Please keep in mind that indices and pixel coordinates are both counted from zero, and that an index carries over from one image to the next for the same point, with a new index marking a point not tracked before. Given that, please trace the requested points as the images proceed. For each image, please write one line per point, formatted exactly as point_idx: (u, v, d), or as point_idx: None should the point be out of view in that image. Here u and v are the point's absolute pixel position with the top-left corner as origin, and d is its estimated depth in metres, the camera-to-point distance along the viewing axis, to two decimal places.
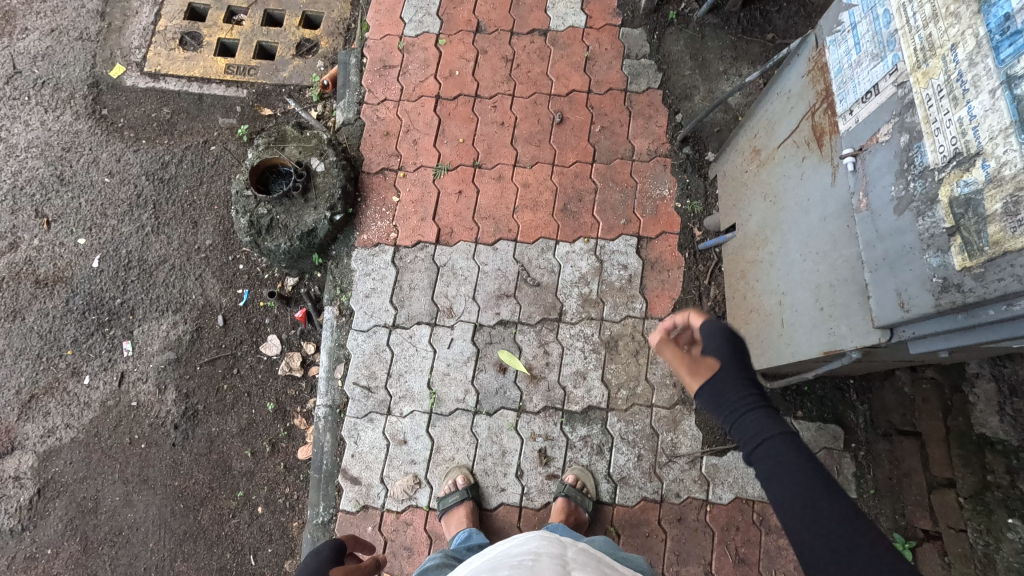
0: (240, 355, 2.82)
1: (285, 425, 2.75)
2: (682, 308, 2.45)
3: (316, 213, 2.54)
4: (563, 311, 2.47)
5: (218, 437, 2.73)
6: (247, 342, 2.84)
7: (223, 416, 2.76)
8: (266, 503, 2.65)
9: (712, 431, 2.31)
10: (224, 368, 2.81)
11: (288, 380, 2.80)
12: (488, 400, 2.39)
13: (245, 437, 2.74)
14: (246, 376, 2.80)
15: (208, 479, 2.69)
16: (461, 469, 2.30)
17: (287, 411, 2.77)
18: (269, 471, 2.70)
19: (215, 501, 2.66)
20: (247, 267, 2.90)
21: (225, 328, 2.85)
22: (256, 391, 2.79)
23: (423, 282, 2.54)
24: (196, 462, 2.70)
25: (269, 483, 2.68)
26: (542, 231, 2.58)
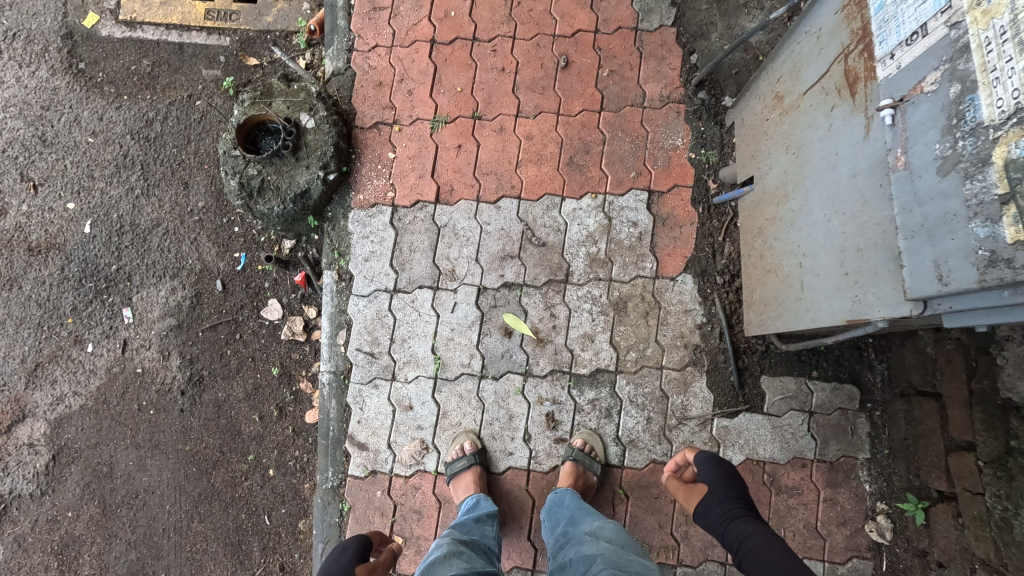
0: (241, 321, 2.78)
1: (291, 389, 2.74)
2: (694, 266, 2.34)
3: (309, 173, 2.40)
4: (570, 272, 2.37)
5: (226, 402, 2.73)
6: (248, 307, 2.79)
7: (229, 382, 2.75)
8: (277, 466, 2.69)
9: (723, 393, 2.25)
10: (227, 333, 2.78)
11: (291, 344, 2.76)
12: (494, 364, 2.33)
13: (253, 402, 2.74)
14: (249, 341, 2.77)
15: (218, 443, 2.71)
16: (469, 434, 2.28)
17: (293, 375, 2.75)
18: (278, 434, 2.71)
19: (227, 464, 2.69)
20: (242, 229, 2.80)
21: (224, 293, 2.79)
22: (260, 356, 2.76)
23: (423, 244, 2.44)
24: (205, 427, 2.72)
25: (279, 446, 2.70)
26: (547, 187, 2.44)
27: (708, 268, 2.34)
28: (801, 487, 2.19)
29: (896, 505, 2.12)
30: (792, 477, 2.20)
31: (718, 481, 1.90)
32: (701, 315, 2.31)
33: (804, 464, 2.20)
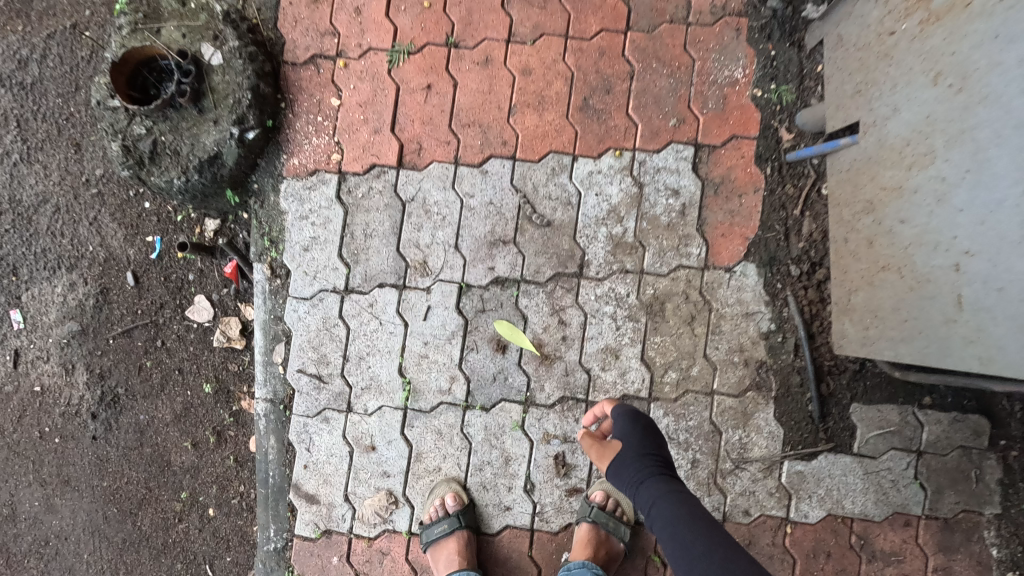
0: (162, 324, 2.17)
1: (231, 410, 2.16)
2: (759, 252, 1.68)
3: (217, 129, 1.69)
4: (585, 262, 1.72)
5: (149, 427, 2.16)
6: (170, 306, 2.17)
7: (151, 402, 2.16)
8: (218, 505, 2.15)
9: (797, 428, 1.65)
10: (144, 340, 2.17)
11: (228, 353, 2.16)
12: (482, 390, 1.73)
13: (183, 426, 2.17)
14: (173, 350, 2.17)
15: (143, 478, 2.17)
16: (451, 483, 1.71)
17: (231, 392, 2.16)
18: (216, 466, 2.16)
19: (155, 504, 2.16)
20: (153, 205, 2.14)
21: (137, 289, 2.17)
22: (189, 369, 2.17)
23: (384, 226, 1.79)
24: (125, 459, 2.16)
25: (218, 481, 2.16)
26: (551, 142, 1.75)
27: (778, 254, 1.67)
28: (902, 553, 1.61)
29: None
30: (889, 541, 1.62)
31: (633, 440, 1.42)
32: (767, 320, 1.67)
33: (908, 523, 1.61)
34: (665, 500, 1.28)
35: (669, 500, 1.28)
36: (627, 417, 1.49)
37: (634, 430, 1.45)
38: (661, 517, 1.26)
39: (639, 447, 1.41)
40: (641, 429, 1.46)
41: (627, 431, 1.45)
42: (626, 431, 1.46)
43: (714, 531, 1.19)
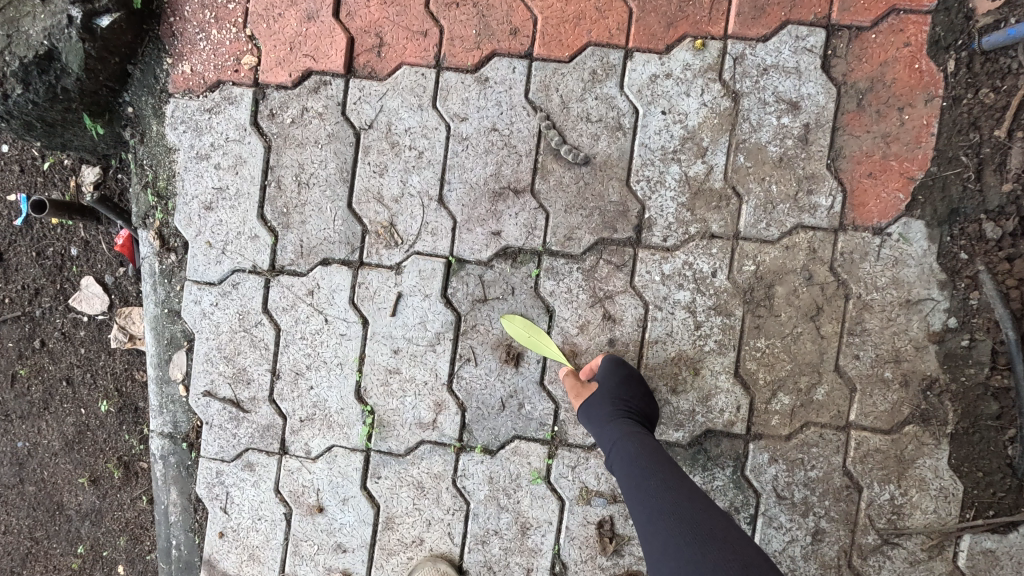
0: (40, 318, 1.56)
1: (142, 435, 1.56)
2: (932, 202, 1.03)
3: (47, 11, 1.05)
4: (645, 222, 1.08)
5: (32, 457, 1.58)
6: (48, 293, 1.55)
7: (31, 424, 1.58)
8: (128, 563, 1.57)
9: (987, 484, 1.03)
10: (17, 340, 1.57)
11: (133, 358, 1.54)
12: (484, 423, 1.11)
13: (77, 457, 1.57)
14: (58, 353, 1.56)
15: (26, 526, 1.60)
16: (437, 562, 1.11)
17: (141, 410, 1.55)
18: (125, 509, 1.56)
19: (46, 560, 1.59)
20: (14, 148, 1.50)
21: (3, 269, 1.55)
22: (82, 377, 1.55)
23: (327, 169, 1.14)
24: (4, 499, 1.59)
25: (127, 530, 1.57)
26: (590, 29, 1.08)
27: (964, 204, 1.02)
28: None
29: None
30: None
31: (609, 383, 1.00)
32: (943, 312, 1.03)
33: None
34: (652, 462, 0.87)
35: (646, 463, 0.87)
36: (615, 357, 1.04)
37: (620, 366, 1.02)
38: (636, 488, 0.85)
39: (618, 391, 0.99)
40: (629, 367, 1.03)
41: (610, 366, 1.01)
42: (607, 367, 1.03)
43: (696, 509, 0.80)
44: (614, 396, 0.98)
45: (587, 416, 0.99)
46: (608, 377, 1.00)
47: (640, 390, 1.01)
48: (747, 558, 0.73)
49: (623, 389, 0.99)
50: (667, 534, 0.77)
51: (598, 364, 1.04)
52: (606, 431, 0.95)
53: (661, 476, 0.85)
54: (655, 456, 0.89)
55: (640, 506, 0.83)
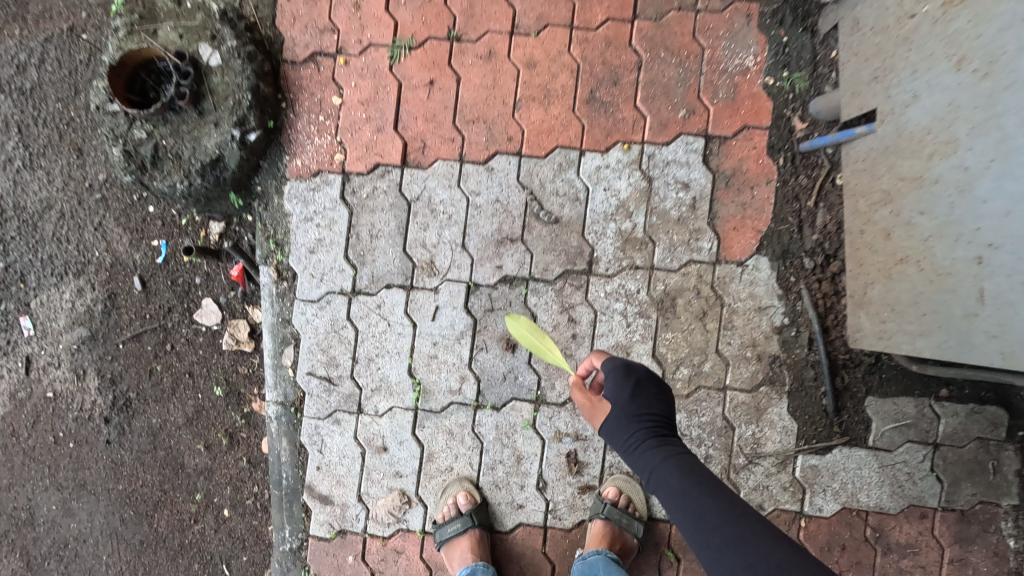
0: (171, 329, 2.16)
1: (242, 412, 2.15)
2: (773, 246, 1.64)
3: (219, 132, 1.69)
4: (594, 259, 1.69)
5: (162, 430, 2.17)
6: (177, 310, 2.16)
7: (163, 405, 2.17)
8: (233, 506, 2.15)
9: (812, 422, 1.62)
10: (154, 345, 2.17)
11: (236, 356, 2.14)
12: (493, 389, 1.72)
13: (195, 429, 2.16)
14: (183, 353, 2.16)
15: (157, 480, 2.18)
16: (464, 482, 1.70)
17: (242, 395, 2.15)
18: (230, 467, 2.16)
19: (171, 506, 2.17)
20: (158, 209, 2.12)
21: (145, 293, 2.16)
22: (200, 370, 2.16)
23: (389, 226, 1.76)
24: (140, 462, 2.17)
25: (232, 482, 2.16)
26: (557, 137, 1.72)
27: (791, 247, 1.64)
28: (918, 545, 1.61)
29: None
30: (905, 533, 1.62)
31: (625, 408, 1.30)
32: (781, 314, 1.64)
33: (924, 515, 1.61)
34: (683, 474, 1.17)
35: (678, 477, 1.17)
36: (621, 380, 1.34)
37: (629, 389, 1.32)
38: (677, 499, 1.15)
39: (635, 412, 1.29)
40: (635, 384, 1.34)
41: (622, 392, 1.32)
42: (619, 391, 1.32)
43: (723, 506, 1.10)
44: (629, 411, 1.30)
45: (615, 437, 1.29)
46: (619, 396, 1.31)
47: (648, 396, 1.33)
48: (765, 533, 1.04)
49: (634, 403, 1.30)
50: (709, 533, 1.08)
51: (609, 389, 1.34)
52: (640, 456, 1.25)
53: (692, 487, 1.15)
54: (683, 467, 1.19)
55: (684, 513, 1.13)
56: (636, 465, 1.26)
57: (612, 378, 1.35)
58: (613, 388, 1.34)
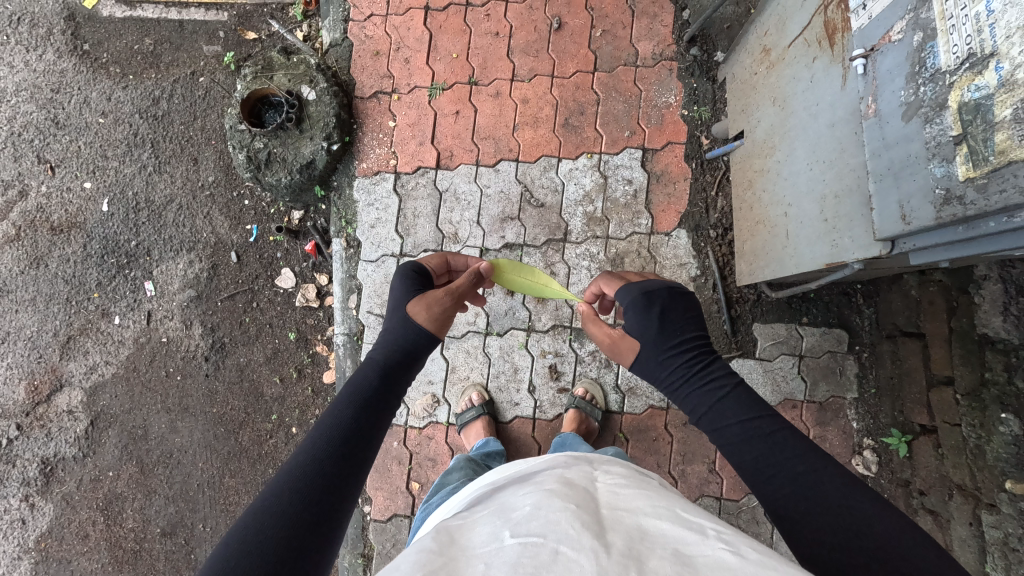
0: (257, 290, 2.72)
1: (308, 352, 2.66)
2: (688, 221, 2.42)
3: (312, 144, 2.52)
4: (568, 231, 2.46)
5: (247, 366, 2.68)
6: (262, 277, 2.73)
7: (250, 347, 2.70)
8: (300, 424, 2.63)
9: (717, 341, 2.37)
10: (244, 302, 2.72)
11: (306, 310, 2.70)
12: (498, 321, 2.46)
13: (273, 365, 2.67)
14: (265, 308, 2.71)
15: (243, 405, 2.68)
16: (476, 386, 2.43)
17: (309, 339, 2.67)
18: (300, 395, 2.65)
19: (252, 424, 2.66)
20: (253, 202, 2.76)
21: (239, 264, 2.74)
22: (278, 322, 2.70)
23: (427, 209, 2.54)
24: (230, 390, 2.69)
25: (300, 406, 2.64)
26: (543, 149, 2.51)
27: (701, 222, 2.42)
28: None
29: (882, 440, 2.26)
30: None
31: (656, 343, 1.64)
32: (695, 268, 2.40)
33: (795, 406, 2.33)
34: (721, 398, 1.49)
35: (718, 400, 1.50)
36: (647, 319, 1.66)
37: (658, 326, 1.64)
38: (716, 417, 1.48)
39: (665, 349, 1.62)
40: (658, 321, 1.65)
41: (652, 331, 1.64)
42: (648, 331, 1.65)
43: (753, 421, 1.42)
44: (660, 343, 1.63)
45: (654, 370, 1.64)
46: (651, 330, 1.64)
47: (675, 324, 1.65)
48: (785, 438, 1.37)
49: (665, 332, 1.63)
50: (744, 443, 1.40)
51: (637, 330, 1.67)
52: (676, 383, 1.58)
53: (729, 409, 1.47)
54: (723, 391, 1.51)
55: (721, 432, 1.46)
56: (678, 393, 1.59)
57: (640, 318, 1.67)
58: (642, 326, 1.66)
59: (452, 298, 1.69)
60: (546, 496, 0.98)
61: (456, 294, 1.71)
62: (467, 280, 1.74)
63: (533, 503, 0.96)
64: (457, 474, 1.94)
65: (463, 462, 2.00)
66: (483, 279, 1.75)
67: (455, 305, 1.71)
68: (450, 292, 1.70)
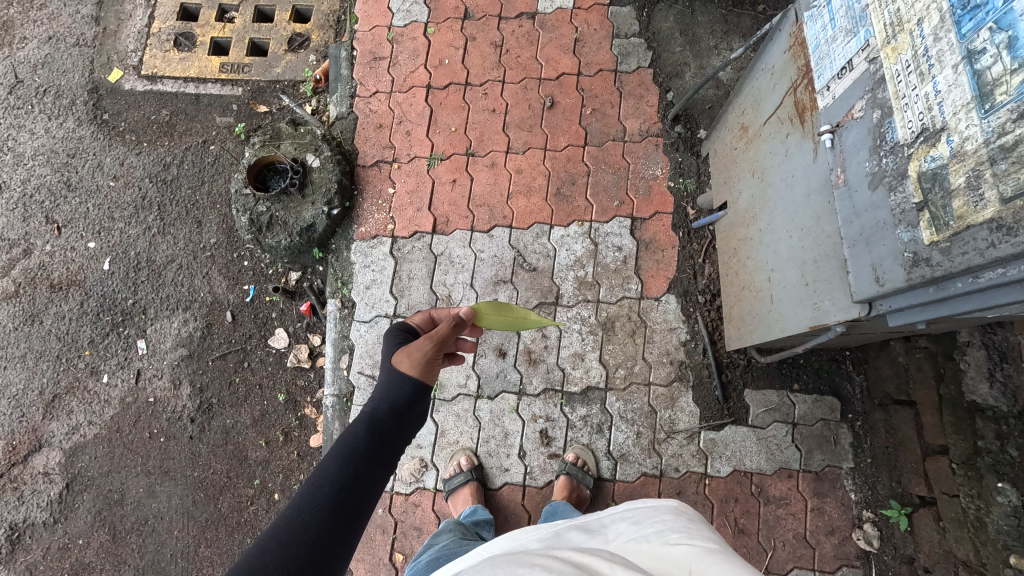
0: (249, 350, 2.72)
1: (296, 415, 2.63)
2: (677, 287, 2.48)
3: (313, 209, 2.63)
4: (560, 294, 2.51)
5: (234, 428, 2.63)
6: (256, 337, 2.73)
7: (237, 408, 2.66)
8: (283, 491, 2.55)
9: (709, 407, 2.34)
10: (235, 362, 2.71)
11: (297, 371, 2.68)
12: (489, 384, 2.45)
13: (260, 428, 2.63)
14: (256, 369, 2.69)
15: (225, 469, 2.60)
16: (466, 450, 2.38)
17: (298, 401, 2.64)
18: (284, 460, 2.58)
19: (233, 489, 2.57)
20: (252, 263, 2.82)
21: (234, 324, 2.76)
22: (268, 383, 2.67)
23: (421, 271, 2.60)
24: (213, 453, 2.62)
25: (284, 471, 2.57)
26: (536, 216, 2.61)
27: (689, 288, 2.48)
28: (789, 498, 2.24)
29: (881, 513, 2.17)
30: (779, 488, 2.25)
31: None
32: (684, 333, 2.43)
33: (791, 475, 2.26)
34: None
35: None
36: None
37: None
38: None
39: None
40: None
41: None
42: None
43: None
44: None
45: None
46: None
47: None
48: None
49: None
50: None
51: None
52: None
53: None
54: None
55: None
56: None
57: None
58: None
59: (434, 343, 1.66)
60: (556, 563, 1.01)
61: (438, 339, 1.68)
62: (446, 324, 1.70)
63: (543, 568, 0.99)
64: (446, 536, 1.90)
65: (451, 525, 1.96)
66: (465, 323, 1.69)
67: (438, 351, 1.68)
68: (431, 338, 1.67)
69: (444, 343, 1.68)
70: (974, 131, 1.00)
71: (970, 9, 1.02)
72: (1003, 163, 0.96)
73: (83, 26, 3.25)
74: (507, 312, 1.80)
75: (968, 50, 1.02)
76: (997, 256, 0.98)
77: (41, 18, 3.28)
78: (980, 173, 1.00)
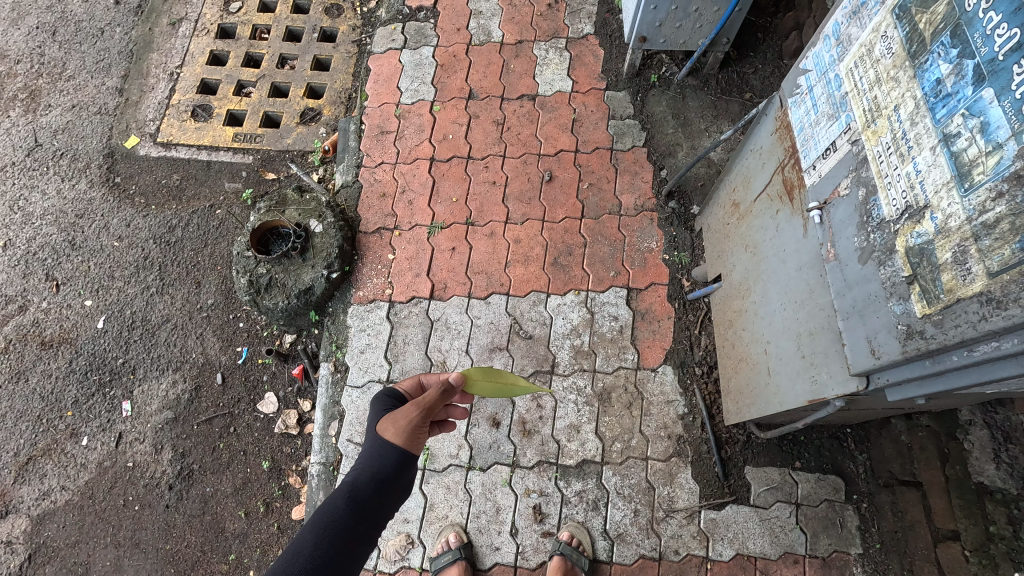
0: (236, 414, 2.65)
1: (279, 484, 2.52)
2: (674, 358, 2.47)
3: (312, 272, 2.66)
4: (556, 363, 2.49)
5: (212, 497, 2.51)
6: (245, 401, 2.67)
7: (219, 475, 2.55)
8: (259, 567, 2.40)
9: (710, 486, 2.26)
10: (221, 427, 2.64)
11: (284, 438, 2.60)
12: (481, 455, 2.37)
13: (240, 497, 2.51)
14: (242, 434, 2.61)
15: (200, 542, 2.46)
16: (455, 526, 2.27)
17: (282, 469, 2.55)
18: (262, 533, 2.45)
19: (205, 565, 2.42)
20: (247, 324, 2.80)
21: (223, 386, 2.71)
22: (252, 449, 2.59)
23: (417, 337, 2.59)
24: (188, 524, 2.48)
25: (262, 546, 2.43)
26: (533, 285, 2.64)
27: (686, 359, 2.47)
28: None
29: None
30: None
31: None
32: (682, 406, 2.39)
33: (796, 561, 2.14)
34: None
35: None
36: None
37: None
38: None
39: None
40: None
41: None
42: None
43: None
44: None
45: None
46: None
47: None
48: None
49: None
50: None
51: None
52: None
53: None
54: None
55: None
56: None
57: None
58: None
59: (420, 411, 1.60)
60: None
61: (425, 406, 1.61)
62: (434, 390, 1.64)
63: None
64: None
65: None
66: (454, 389, 1.63)
67: (425, 419, 1.61)
68: (419, 404, 1.61)
69: (432, 411, 1.62)
70: (956, 209, 1.04)
71: (942, 97, 1.09)
72: (986, 240, 0.98)
73: (106, 97, 3.42)
74: (495, 377, 1.75)
75: (944, 133, 1.08)
76: (990, 329, 0.99)
77: (68, 88, 3.46)
78: (966, 248, 1.02)
